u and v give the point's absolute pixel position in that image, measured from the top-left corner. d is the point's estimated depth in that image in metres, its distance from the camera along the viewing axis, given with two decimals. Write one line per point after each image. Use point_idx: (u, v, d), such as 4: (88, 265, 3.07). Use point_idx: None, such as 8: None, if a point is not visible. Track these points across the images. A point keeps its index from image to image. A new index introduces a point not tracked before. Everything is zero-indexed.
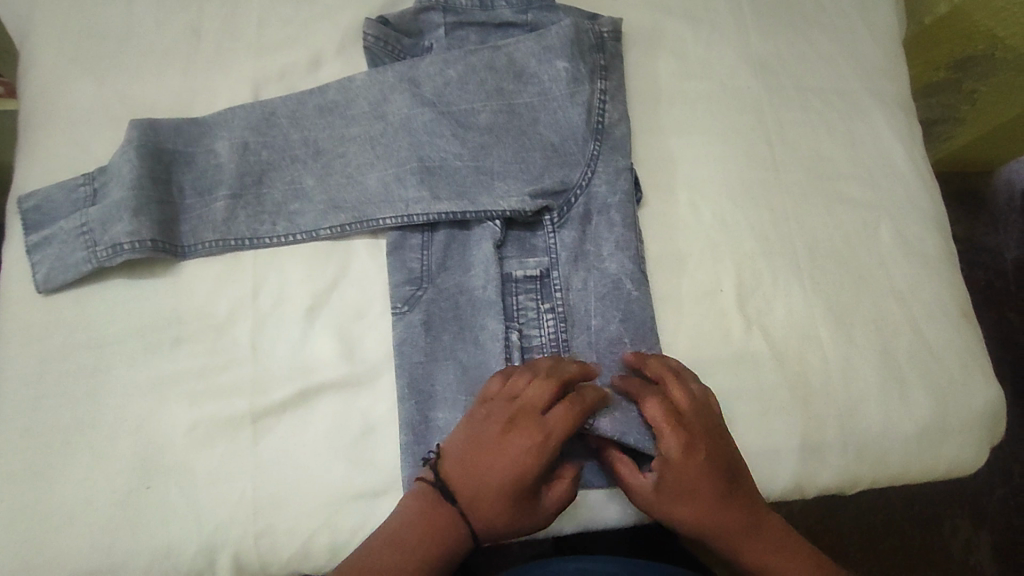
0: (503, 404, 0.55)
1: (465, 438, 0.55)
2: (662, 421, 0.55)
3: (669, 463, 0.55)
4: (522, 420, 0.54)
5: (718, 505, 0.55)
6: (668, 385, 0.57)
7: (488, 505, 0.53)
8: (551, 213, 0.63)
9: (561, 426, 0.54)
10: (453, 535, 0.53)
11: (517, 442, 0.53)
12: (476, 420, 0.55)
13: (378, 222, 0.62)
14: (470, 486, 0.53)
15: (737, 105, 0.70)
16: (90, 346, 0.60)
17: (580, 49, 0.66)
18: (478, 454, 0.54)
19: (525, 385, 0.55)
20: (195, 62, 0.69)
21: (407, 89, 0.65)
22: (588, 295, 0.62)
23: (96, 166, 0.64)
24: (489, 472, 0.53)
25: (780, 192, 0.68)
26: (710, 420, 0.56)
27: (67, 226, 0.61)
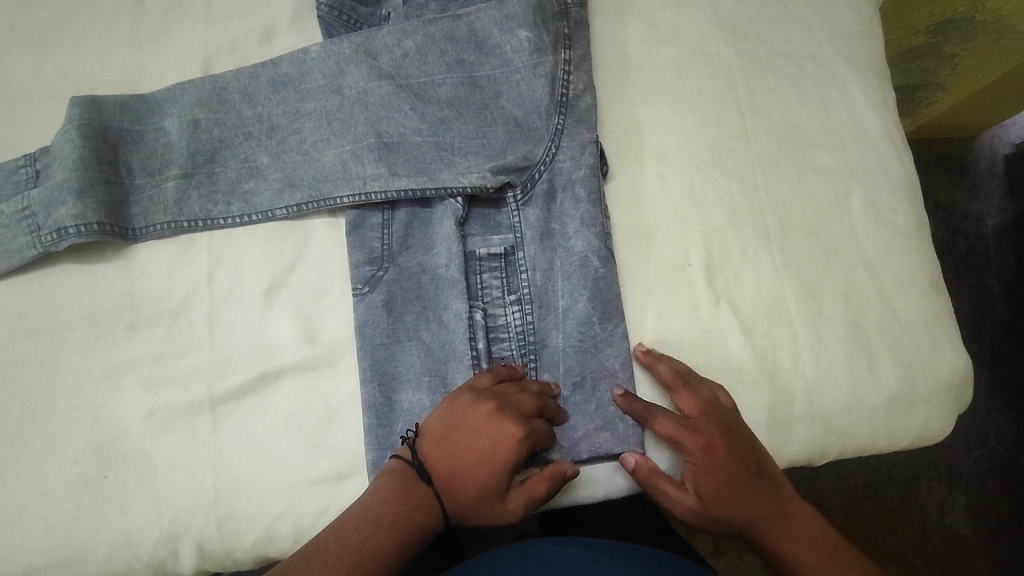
0: (490, 396, 0.54)
1: (446, 422, 0.54)
2: (677, 433, 0.56)
3: (694, 469, 0.57)
4: (508, 413, 0.53)
5: (751, 499, 0.57)
6: (677, 396, 0.58)
7: (462, 491, 0.54)
8: (514, 190, 0.62)
9: (542, 427, 0.55)
10: (423, 516, 0.52)
11: (501, 431, 0.53)
12: (455, 407, 0.54)
13: (336, 201, 0.60)
14: (450, 471, 0.54)
15: (707, 72, 0.68)
16: (42, 333, 0.58)
17: (544, 17, 0.63)
18: (462, 440, 0.54)
19: (517, 389, 0.56)
20: (141, 35, 0.66)
21: (363, 60, 0.62)
22: (554, 274, 0.60)
23: (39, 146, 0.62)
24: (468, 461, 0.54)
25: (750, 162, 0.66)
26: (725, 420, 0.56)
27: (6, 209, 0.58)
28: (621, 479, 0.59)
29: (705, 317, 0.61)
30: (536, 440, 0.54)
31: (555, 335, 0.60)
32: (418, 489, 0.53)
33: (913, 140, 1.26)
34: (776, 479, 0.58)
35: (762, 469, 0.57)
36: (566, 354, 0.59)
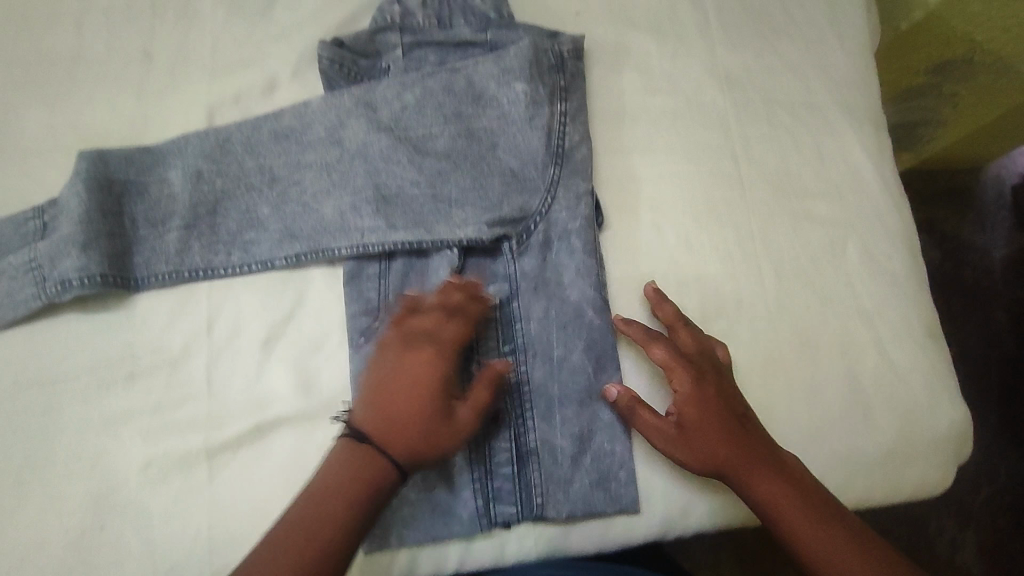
0: (397, 335, 0.57)
1: (373, 377, 0.56)
2: (670, 362, 0.59)
3: (683, 398, 0.58)
4: (416, 340, 0.56)
5: (735, 436, 0.57)
6: (676, 331, 0.60)
7: (409, 436, 0.53)
8: (510, 241, 0.62)
9: (454, 337, 0.57)
10: (374, 464, 0.53)
11: (415, 356, 0.55)
12: (377, 365, 0.56)
13: (334, 252, 0.61)
14: (387, 420, 0.54)
15: (703, 121, 0.69)
16: (44, 383, 0.59)
17: (542, 71, 0.65)
18: (388, 382, 0.55)
19: (417, 313, 0.58)
20: (148, 87, 0.67)
21: (363, 113, 0.64)
22: (550, 324, 0.61)
23: (47, 198, 0.63)
24: (400, 399, 0.54)
25: (745, 211, 0.67)
26: (715, 360, 0.60)
27: (15, 261, 0.60)
28: (615, 531, 0.59)
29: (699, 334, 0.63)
30: (453, 347, 0.57)
31: (551, 387, 0.60)
32: (361, 441, 0.53)
33: (919, 171, 1.26)
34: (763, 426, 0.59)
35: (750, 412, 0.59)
36: (563, 405, 0.59)
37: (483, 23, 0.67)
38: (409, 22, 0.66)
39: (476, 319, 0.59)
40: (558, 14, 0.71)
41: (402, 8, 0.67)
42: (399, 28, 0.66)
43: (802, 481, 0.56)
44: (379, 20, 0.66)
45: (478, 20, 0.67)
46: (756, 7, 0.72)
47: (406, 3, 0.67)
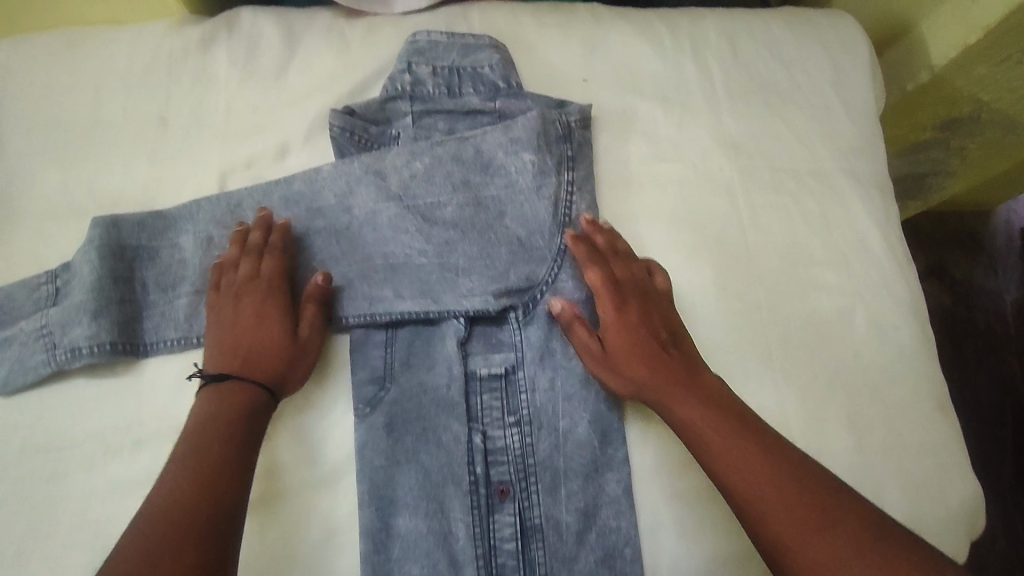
0: (224, 294, 0.61)
1: (218, 335, 0.60)
2: (600, 286, 0.62)
3: (607, 320, 0.61)
4: (241, 290, 0.61)
5: (652, 356, 0.59)
6: (612, 262, 0.63)
7: (261, 361, 0.59)
8: (516, 311, 0.63)
9: (274, 271, 0.62)
10: (245, 399, 0.57)
11: (247, 302, 0.61)
12: (212, 323, 0.61)
13: (342, 321, 0.62)
14: (240, 359, 0.59)
15: (709, 189, 0.69)
16: (51, 449, 0.60)
17: (549, 141, 0.66)
18: (232, 332, 0.60)
19: (233, 266, 0.62)
20: (162, 151, 0.68)
21: (373, 181, 0.64)
22: (555, 396, 0.61)
23: (60, 262, 0.65)
24: (247, 342, 0.60)
25: (751, 279, 0.67)
26: (645, 290, 0.62)
27: (27, 326, 0.62)
28: None
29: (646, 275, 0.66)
30: (277, 282, 0.62)
31: (555, 460, 0.59)
32: (225, 386, 0.57)
33: (928, 214, 1.25)
34: (694, 354, 0.60)
35: (678, 341, 0.61)
36: (569, 478, 0.59)
37: (492, 91, 0.68)
38: (420, 90, 0.67)
39: (286, 249, 0.63)
40: (566, 81, 0.72)
41: (412, 77, 0.67)
42: (409, 96, 0.67)
43: (720, 401, 0.56)
44: (390, 89, 0.67)
45: (487, 88, 0.68)
46: (762, 75, 0.73)
47: (417, 71, 0.68)
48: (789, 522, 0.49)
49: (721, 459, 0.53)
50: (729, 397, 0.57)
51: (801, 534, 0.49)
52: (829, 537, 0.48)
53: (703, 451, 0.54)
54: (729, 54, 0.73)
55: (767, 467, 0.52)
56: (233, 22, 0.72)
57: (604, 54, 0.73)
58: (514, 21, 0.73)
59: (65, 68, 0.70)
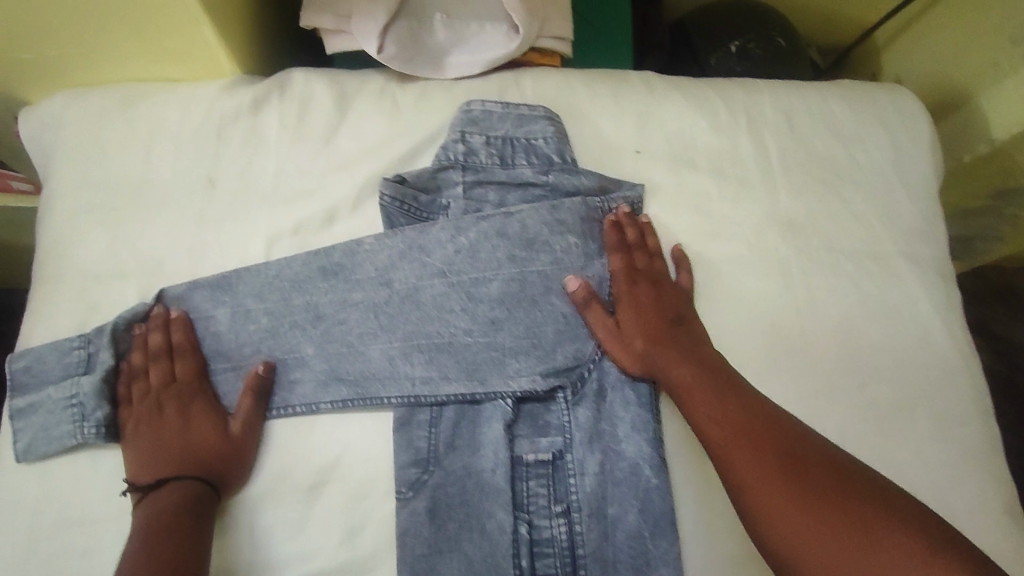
0: (143, 405, 0.61)
1: (144, 447, 0.59)
2: (618, 270, 0.65)
3: (621, 302, 0.64)
4: (160, 396, 0.61)
5: (664, 336, 0.62)
6: (633, 249, 0.66)
7: (195, 460, 0.58)
8: (564, 391, 0.62)
9: (189, 369, 0.62)
10: (182, 496, 0.56)
11: (168, 407, 0.61)
12: (130, 435, 0.60)
13: (383, 401, 0.61)
14: (174, 463, 0.58)
15: (764, 269, 0.67)
16: (85, 522, 0.58)
17: (592, 222, 0.66)
18: (158, 440, 0.59)
19: (144, 376, 0.62)
20: (209, 214, 0.68)
21: (416, 257, 0.64)
22: (604, 482, 0.59)
23: (94, 326, 0.64)
24: (176, 445, 0.59)
25: (806, 366, 0.65)
26: (661, 280, 0.65)
27: (54, 394, 0.61)
28: None
29: (671, 265, 0.68)
30: (195, 382, 0.62)
31: (604, 549, 0.58)
32: (162, 492, 0.57)
33: (971, 271, 1.23)
34: (703, 336, 0.63)
35: (689, 324, 0.63)
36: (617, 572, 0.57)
37: (546, 164, 0.67)
38: (472, 160, 0.66)
39: (194, 344, 0.64)
40: (618, 152, 0.71)
41: (465, 146, 0.67)
42: (461, 166, 0.66)
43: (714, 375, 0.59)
44: (443, 158, 0.66)
45: (540, 161, 0.68)
46: (819, 151, 0.71)
47: (471, 141, 0.67)
48: (755, 467, 0.52)
49: (705, 415, 0.57)
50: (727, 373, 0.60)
51: (764, 479, 0.51)
52: (791, 484, 0.50)
53: (691, 408, 0.58)
54: (785, 129, 0.72)
55: (744, 427, 0.55)
56: (285, 83, 0.72)
57: (658, 125, 0.72)
58: (567, 89, 0.72)
59: (114, 127, 0.70)
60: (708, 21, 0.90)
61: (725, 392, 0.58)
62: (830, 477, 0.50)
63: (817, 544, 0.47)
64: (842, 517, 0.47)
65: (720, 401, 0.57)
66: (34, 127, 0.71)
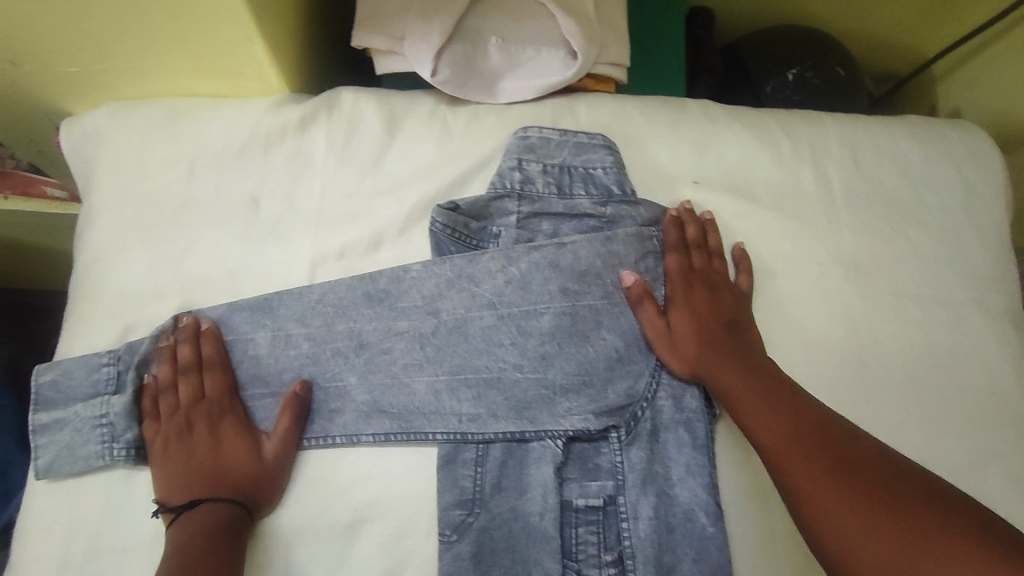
0: (173, 420, 0.58)
1: (175, 466, 0.57)
2: (674, 267, 0.63)
3: (674, 300, 0.62)
4: (190, 412, 0.58)
5: (717, 339, 0.60)
6: (690, 250, 0.65)
7: (228, 482, 0.56)
8: (618, 431, 0.59)
9: (218, 384, 0.59)
10: (216, 520, 0.54)
11: (199, 424, 0.58)
12: (158, 454, 0.57)
13: (428, 436, 0.58)
14: (207, 482, 0.56)
15: (827, 310, 0.65)
16: (118, 552, 0.56)
17: (646, 255, 0.64)
18: (189, 459, 0.57)
19: (173, 391, 0.59)
20: (254, 233, 0.66)
21: (465, 287, 0.61)
22: (658, 529, 0.57)
23: (125, 342, 0.62)
24: (209, 465, 0.57)
25: (870, 413, 0.63)
26: (716, 284, 0.63)
27: (83, 412, 0.59)
28: None
29: (731, 265, 0.66)
30: (225, 398, 0.59)
31: None
32: (195, 513, 0.54)
33: None
34: (756, 342, 0.61)
35: (742, 330, 0.61)
36: None
37: (605, 196, 0.66)
38: (529, 189, 0.65)
39: (223, 359, 0.60)
40: (673, 184, 0.69)
41: (522, 174, 0.65)
42: (518, 195, 0.65)
43: (767, 377, 0.57)
44: (499, 186, 0.65)
45: (598, 192, 0.66)
46: (883, 191, 0.70)
47: (527, 169, 0.66)
48: (809, 474, 0.49)
49: (760, 419, 0.55)
50: (781, 377, 0.57)
51: (816, 476, 0.49)
52: (845, 480, 0.48)
53: (744, 411, 0.56)
54: (850, 166, 0.70)
55: (797, 426, 0.53)
56: (333, 101, 0.70)
57: (716, 157, 0.69)
58: (623, 116, 0.70)
59: (157, 141, 0.68)
60: (764, 48, 0.88)
61: (780, 397, 0.55)
62: (890, 474, 0.47)
63: (875, 546, 0.44)
64: (901, 518, 0.44)
65: (774, 405, 0.55)
66: (77, 139, 0.70)
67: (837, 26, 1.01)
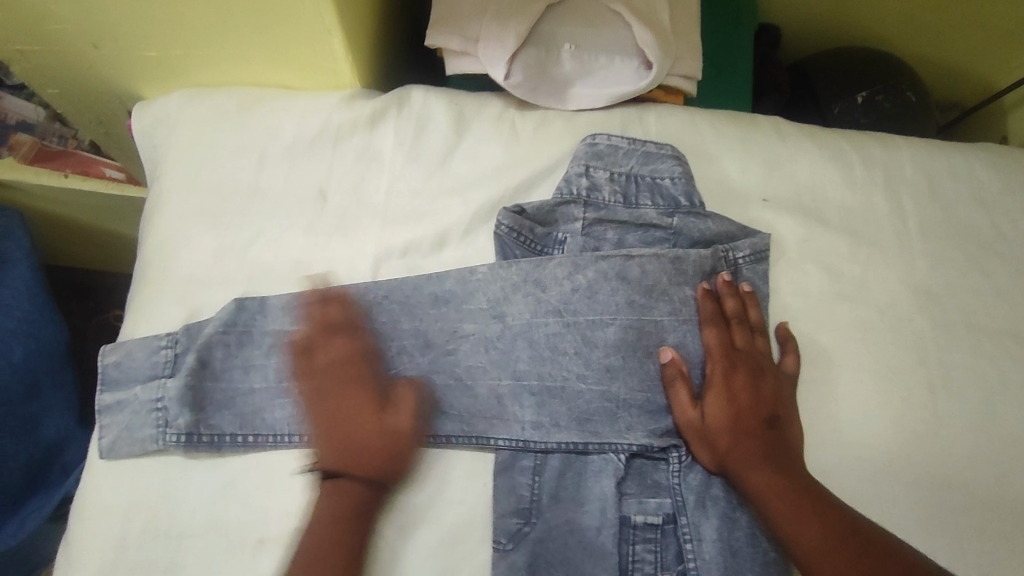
0: (315, 384, 0.58)
1: (327, 432, 0.57)
2: (714, 347, 0.60)
3: (711, 385, 0.59)
4: (331, 377, 0.58)
5: (752, 433, 0.57)
6: (733, 326, 0.61)
7: (365, 455, 0.56)
8: (679, 451, 0.58)
9: (352, 352, 0.59)
10: (357, 496, 0.55)
11: (331, 392, 0.58)
12: (291, 417, 0.58)
13: (490, 442, 0.58)
14: (342, 452, 0.56)
15: (897, 339, 0.63)
16: (172, 536, 0.56)
17: (712, 274, 0.63)
18: (323, 425, 0.57)
19: (308, 352, 0.59)
20: (320, 225, 0.66)
21: (531, 292, 0.60)
22: (721, 551, 0.55)
23: (183, 326, 0.61)
24: (340, 434, 0.56)
25: (939, 446, 0.61)
26: (760, 363, 0.60)
27: (142, 394, 0.58)
28: None
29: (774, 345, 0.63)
30: (367, 369, 0.59)
31: None
32: (342, 484, 0.55)
33: None
34: (793, 434, 0.58)
35: (779, 421, 0.58)
36: None
37: (672, 207, 0.65)
38: (596, 197, 0.64)
39: (364, 330, 0.59)
40: (743, 199, 0.67)
41: (589, 181, 0.65)
42: (584, 202, 0.64)
43: (798, 472, 0.55)
44: (565, 191, 0.64)
45: (666, 203, 0.65)
46: (959, 219, 0.68)
47: (595, 176, 0.65)
48: None
49: (791, 530, 0.53)
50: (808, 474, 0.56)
51: None
52: None
53: (774, 518, 0.54)
54: (925, 191, 0.68)
55: (834, 539, 0.51)
56: (404, 99, 0.69)
57: (787, 174, 0.68)
58: (693, 129, 0.70)
59: (228, 129, 0.68)
60: (833, 69, 0.87)
61: (810, 504, 0.53)
62: None
63: None
64: None
65: (803, 515, 0.53)
66: (148, 124, 0.70)
67: (908, 50, 0.99)
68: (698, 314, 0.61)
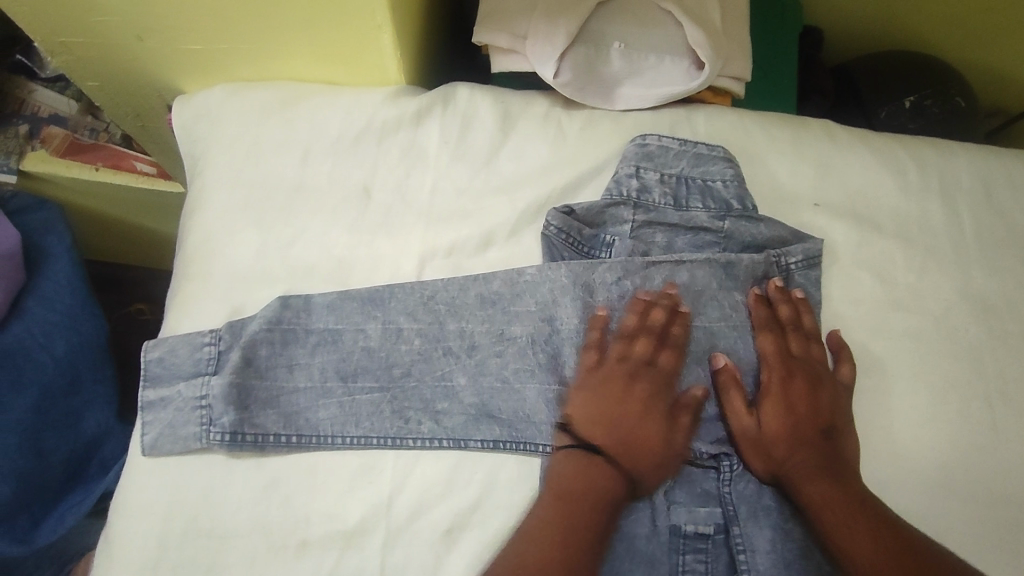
0: (612, 380, 0.58)
1: (579, 419, 0.57)
2: (770, 354, 0.59)
3: (767, 393, 0.58)
4: (633, 374, 0.58)
5: (807, 442, 0.56)
6: (788, 332, 0.60)
7: (642, 451, 0.56)
8: (730, 460, 0.57)
9: (674, 358, 0.58)
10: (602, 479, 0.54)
11: (632, 390, 0.58)
12: (599, 419, 0.57)
13: (536, 448, 0.57)
14: (624, 446, 0.56)
15: (953, 351, 0.62)
16: (212, 536, 0.55)
17: (764, 279, 0.62)
18: (621, 423, 0.57)
19: (616, 350, 0.59)
20: (363, 223, 0.65)
21: (581, 295, 0.59)
22: (774, 562, 0.54)
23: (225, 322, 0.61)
24: (645, 434, 0.56)
25: (997, 461, 0.59)
26: (818, 371, 0.59)
27: (185, 391, 0.57)
28: None
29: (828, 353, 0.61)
30: (673, 371, 0.58)
31: None
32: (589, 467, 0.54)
33: None
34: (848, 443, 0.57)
35: (834, 430, 0.57)
36: None
37: (723, 210, 0.63)
38: (645, 198, 0.63)
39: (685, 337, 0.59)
40: (795, 204, 0.66)
41: (639, 183, 0.64)
42: (633, 204, 0.63)
43: (854, 482, 0.54)
44: (614, 193, 0.63)
45: (716, 206, 0.64)
46: (1017, 228, 0.66)
47: (645, 178, 0.64)
48: None
49: (841, 540, 0.51)
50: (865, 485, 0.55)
51: None
52: None
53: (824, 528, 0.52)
54: (982, 199, 0.67)
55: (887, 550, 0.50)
56: (449, 96, 0.68)
57: (840, 179, 0.67)
58: (744, 132, 0.68)
59: (270, 124, 0.67)
60: (881, 73, 0.85)
61: (862, 513, 0.52)
62: None
63: None
64: None
65: (855, 526, 0.51)
66: (188, 117, 0.69)
67: (955, 57, 0.98)
68: (752, 320, 0.60)
